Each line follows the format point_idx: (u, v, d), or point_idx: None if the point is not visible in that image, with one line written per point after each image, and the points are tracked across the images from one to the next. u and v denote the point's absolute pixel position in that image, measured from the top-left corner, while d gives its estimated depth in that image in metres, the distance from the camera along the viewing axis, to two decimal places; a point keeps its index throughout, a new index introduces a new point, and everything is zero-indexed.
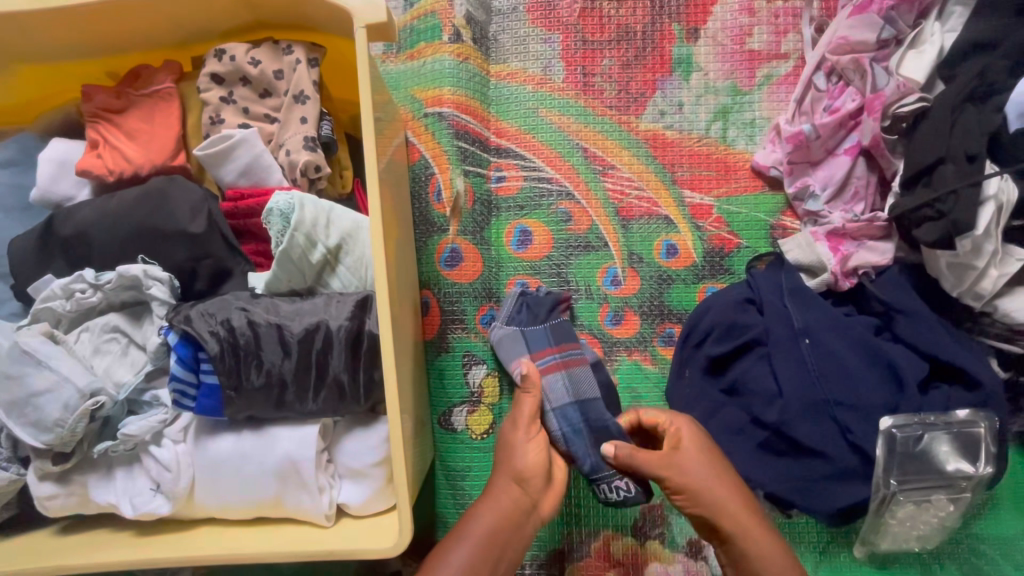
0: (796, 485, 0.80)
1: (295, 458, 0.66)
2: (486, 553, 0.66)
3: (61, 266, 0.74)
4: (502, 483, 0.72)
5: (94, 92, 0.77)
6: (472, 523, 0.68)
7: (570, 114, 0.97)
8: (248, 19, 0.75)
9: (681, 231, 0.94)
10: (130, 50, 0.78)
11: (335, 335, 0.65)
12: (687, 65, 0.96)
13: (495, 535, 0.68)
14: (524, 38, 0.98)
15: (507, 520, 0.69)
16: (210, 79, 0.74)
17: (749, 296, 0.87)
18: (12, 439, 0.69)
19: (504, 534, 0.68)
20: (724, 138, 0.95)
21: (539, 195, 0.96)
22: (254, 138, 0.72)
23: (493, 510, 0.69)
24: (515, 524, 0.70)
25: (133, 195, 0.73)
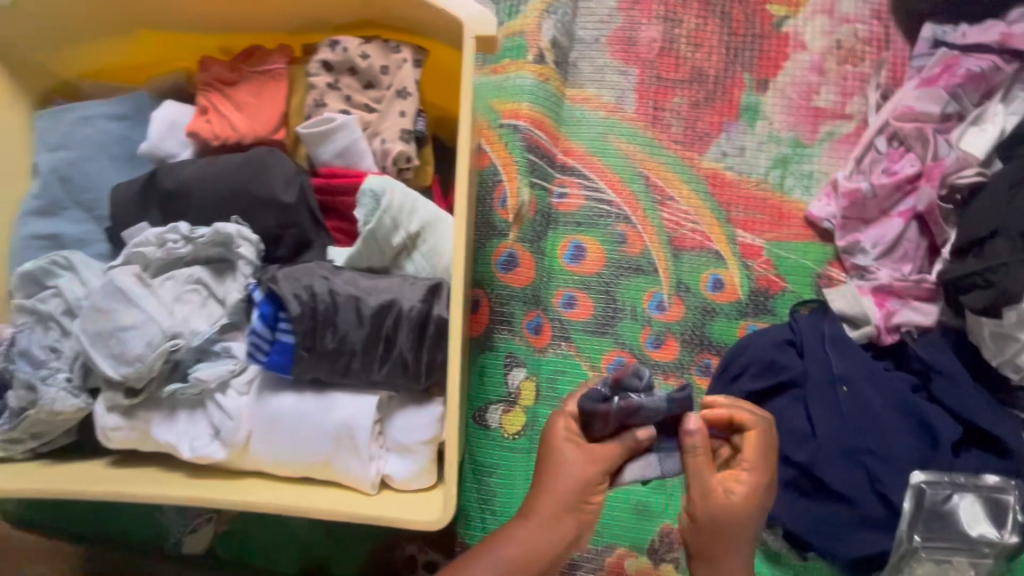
0: (818, 527, 0.82)
1: (352, 425, 0.69)
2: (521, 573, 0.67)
3: (158, 215, 0.80)
4: (566, 521, 0.69)
5: (212, 65, 0.85)
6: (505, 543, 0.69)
7: (636, 143, 1.02)
8: (363, 17, 0.81)
9: (729, 267, 0.98)
10: (250, 30, 0.86)
11: (406, 314, 0.69)
12: (753, 112, 1.02)
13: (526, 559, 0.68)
14: (602, 68, 1.04)
15: (541, 548, 0.68)
16: (321, 66, 0.80)
17: (789, 338, 0.90)
18: (84, 369, 0.77)
19: (539, 559, 0.68)
20: (781, 186, 1.00)
21: (598, 215, 1.00)
22: (355, 124, 0.76)
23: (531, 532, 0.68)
24: (551, 553, 0.69)
25: (236, 160, 0.78)
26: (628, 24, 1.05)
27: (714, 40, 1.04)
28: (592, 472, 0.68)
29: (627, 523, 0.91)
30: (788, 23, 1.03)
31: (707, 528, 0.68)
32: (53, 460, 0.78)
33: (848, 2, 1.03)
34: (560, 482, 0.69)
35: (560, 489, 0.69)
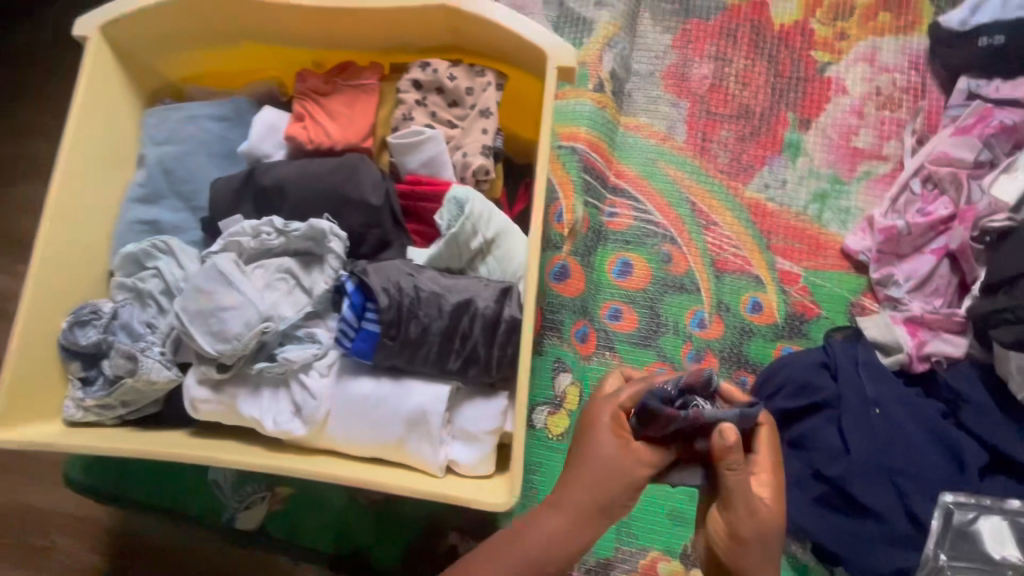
0: (848, 541, 0.86)
1: (427, 410, 0.75)
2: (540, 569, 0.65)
3: (251, 209, 0.88)
4: (595, 517, 0.66)
5: (309, 77, 0.93)
6: (526, 539, 0.66)
7: (684, 170, 1.09)
8: (450, 41, 0.90)
9: (767, 291, 1.04)
10: (344, 47, 0.94)
11: (483, 312, 0.76)
12: (795, 148, 1.09)
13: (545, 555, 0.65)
14: (655, 99, 1.12)
15: (561, 544, 0.65)
16: (411, 84, 0.88)
17: (824, 361, 0.96)
18: (175, 345, 0.84)
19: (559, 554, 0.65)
20: (819, 219, 1.06)
21: (646, 235, 1.07)
22: (442, 138, 0.84)
23: (553, 526, 0.66)
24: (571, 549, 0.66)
25: (331, 163, 0.85)
26: (681, 61, 1.13)
27: (761, 80, 1.11)
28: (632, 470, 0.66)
29: (659, 526, 0.96)
30: (830, 68, 1.11)
31: (746, 545, 0.64)
32: (140, 427, 0.85)
33: (888, 53, 1.11)
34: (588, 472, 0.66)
35: (590, 481, 0.66)
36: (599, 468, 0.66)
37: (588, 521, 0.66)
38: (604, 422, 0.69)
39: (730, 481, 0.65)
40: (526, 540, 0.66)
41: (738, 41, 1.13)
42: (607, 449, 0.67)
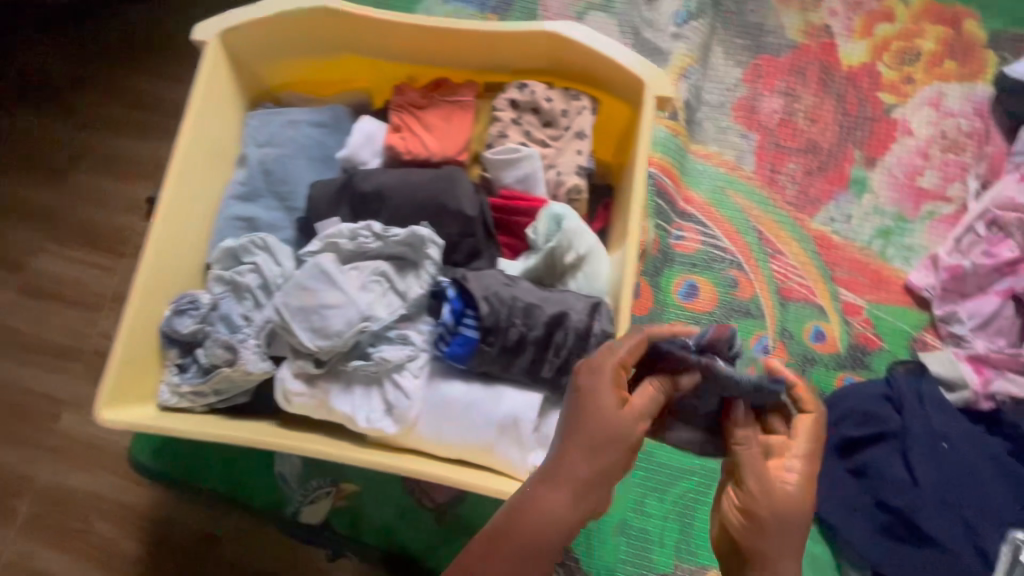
0: (911, 570, 0.89)
1: (519, 416, 0.78)
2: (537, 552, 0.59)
3: (347, 213, 0.92)
4: (593, 492, 0.61)
5: (407, 90, 0.98)
6: (525, 522, 0.60)
7: (753, 200, 1.12)
8: (545, 65, 0.94)
9: (830, 321, 1.07)
10: (441, 65, 0.99)
11: (576, 325, 0.78)
12: (861, 185, 1.12)
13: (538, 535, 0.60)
14: (725, 129, 1.16)
15: (557, 523, 0.60)
16: (508, 103, 0.92)
17: (888, 394, 0.99)
18: (268, 338, 0.87)
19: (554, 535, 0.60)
20: (883, 254, 1.09)
21: (714, 259, 1.10)
22: (537, 156, 0.87)
23: (546, 504, 0.60)
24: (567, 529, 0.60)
25: (429, 175, 0.89)
26: (752, 94, 1.17)
27: (829, 117, 1.16)
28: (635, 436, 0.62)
29: None
30: (897, 111, 1.15)
31: (764, 531, 0.59)
32: (231, 416, 0.88)
33: (953, 99, 1.15)
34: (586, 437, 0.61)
35: (587, 452, 0.61)
36: (598, 432, 0.61)
37: (590, 497, 0.61)
38: (604, 381, 0.62)
39: (741, 456, 0.62)
40: (520, 518, 0.60)
41: (808, 79, 1.17)
42: (608, 411, 0.61)
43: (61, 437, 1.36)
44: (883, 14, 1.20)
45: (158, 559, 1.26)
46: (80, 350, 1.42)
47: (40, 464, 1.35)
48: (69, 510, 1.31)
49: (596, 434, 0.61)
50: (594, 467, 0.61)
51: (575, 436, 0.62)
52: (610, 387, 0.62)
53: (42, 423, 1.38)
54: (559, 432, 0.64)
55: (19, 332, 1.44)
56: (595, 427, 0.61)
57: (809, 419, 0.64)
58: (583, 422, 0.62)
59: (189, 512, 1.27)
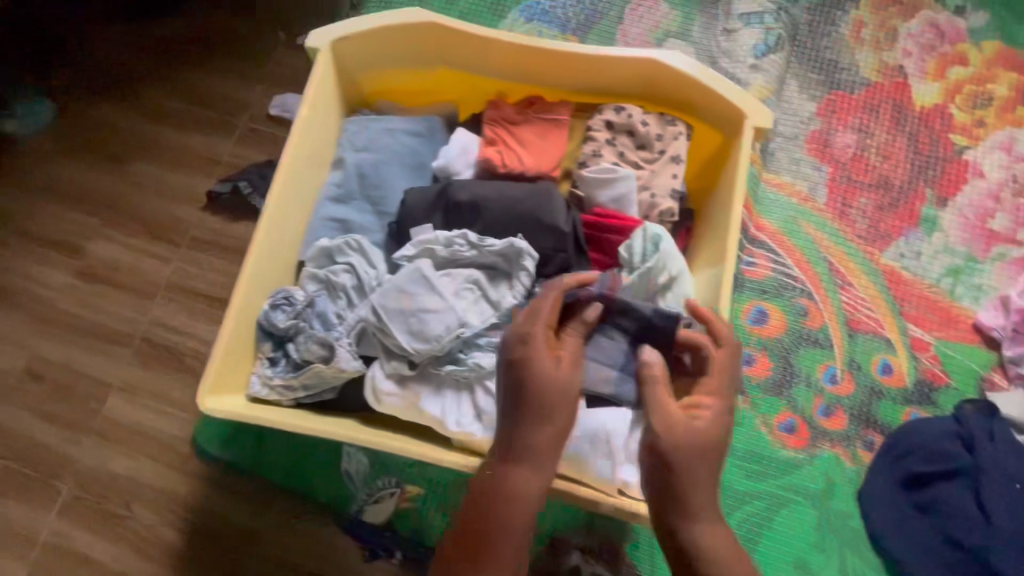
0: None
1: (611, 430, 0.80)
2: (510, 528, 0.62)
3: (440, 220, 0.94)
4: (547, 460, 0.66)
5: (502, 105, 1.01)
6: (494, 499, 0.63)
7: (824, 231, 1.14)
8: (641, 90, 0.98)
9: (898, 355, 1.08)
10: (536, 83, 1.02)
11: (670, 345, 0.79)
12: (932, 223, 1.14)
13: (504, 504, 0.63)
14: (798, 160, 1.18)
15: (521, 494, 0.64)
16: (604, 124, 0.95)
17: (960, 432, 0.99)
18: (358, 336, 0.89)
19: (520, 505, 0.63)
20: (952, 292, 1.11)
21: (784, 287, 1.12)
22: (633, 178, 0.90)
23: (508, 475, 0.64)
24: (530, 501, 0.64)
25: (525, 189, 0.92)
26: (825, 128, 1.20)
27: (902, 154, 1.18)
28: (572, 398, 0.68)
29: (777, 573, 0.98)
30: (968, 152, 1.18)
31: (685, 467, 0.63)
32: (316, 411, 0.90)
33: None
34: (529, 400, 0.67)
35: (529, 417, 0.66)
36: (539, 397, 0.67)
37: (548, 463, 0.66)
38: (539, 345, 0.70)
39: (646, 393, 0.68)
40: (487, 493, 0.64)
41: (881, 116, 1.20)
42: (547, 373, 0.68)
43: (108, 423, 1.37)
44: (956, 58, 1.23)
45: (195, 550, 1.26)
46: (132, 336, 1.43)
47: (84, 447, 1.36)
48: (110, 494, 1.32)
49: (537, 402, 0.67)
50: (541, 434, 0.66)
51: (516, 402, 0.67)
52: (544, 350, 0.69)
53: (88, 405, 1.39)
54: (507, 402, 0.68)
55: (75, 315, 1.46)
56: (533, 394, 0.67)
57: (728, 356, 0.73)
58: (520, 387, 0.68)
59: (229, 505, 1.27)
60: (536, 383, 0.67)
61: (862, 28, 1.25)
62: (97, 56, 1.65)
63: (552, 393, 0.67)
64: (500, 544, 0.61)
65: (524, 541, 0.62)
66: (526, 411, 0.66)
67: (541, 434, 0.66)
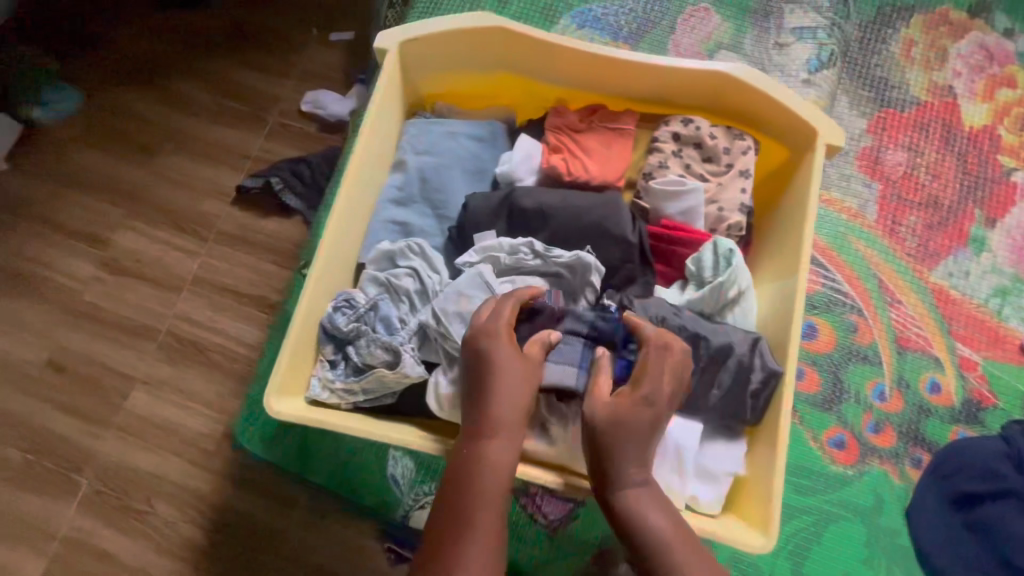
0: None
1: (680, 445, 0.80)
2: (480, 508, 0.66)
3: (503, 228, 0.93)
4: (508, 439, 0.72)
5: (566, 112, 1.01)
6: (468, 481, 0.68)
7: (874, 248, 1.15)
8: (708, 102, 0.98)
9: (946, 373, 1.09)
10: (601, 92, 1.02)
11: (739, 360, 0.80)
12: (980, 243, 1.15)
13: (471, 484, 0.68)
14: (848, 176, 1.19)
15: (489, 475, 0.69)
16: (671, 136, 0.95)
17: (1008, 453, 1.00)
18: (420, 340, 0.89)
19: (487, 485, 0.68)
20: (1000, 313, 1.12)
21: (833, 303, 1.12)
22: (702, 191, 0.90)
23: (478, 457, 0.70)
24: (497, 480, 0.69)
25: (592, 200, 0.91)
26: (875, 146, 1.20)
27: (951, 174, 1.19)
28: (530, 381, 0.75)
29: None
30: (1015, 174, 1.19)
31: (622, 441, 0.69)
32: (375, 415, 0.88)
33: None
34: (495, 385, 0.73)
35: (493, 399, 0.72)
36: (501, 379, 0.73)
37: (511, 442, 0.72)
38: (501, 335, 0.76)
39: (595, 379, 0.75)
40: (459, 473, 0.69)
41: (930, 135, 1.21)
42: (507, 356, 0.74)
43: (133, 417, 1.35)
44: (1005, 80, 1.24)
45: (221, 549, 1.24)
46: (159, 330, 1.41)
47: (106, 441, 1.33)
48: (133, 490, 1.30)
49: (498, 383, 0.74)
50: (508, 414, 0.72)
51: (478, 384, 0.74)
52: (504, 339, 0.76)
53: (112, 399, 1.36)
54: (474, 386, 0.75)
55: (99, 307, 1.43)
56: (497, 375, 0.74)
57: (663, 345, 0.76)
58: (483, 370, 0.75)
59: (256, 503, 1.25)
60: (498, 365, 0.74)
61: (912, 47, 1.26)
62: (130, 45, 1.63)
63: (511, 376, 0.74)
64: (472, 515, 0.65)
65: (500, 509, 0.67)
66: (492, 395, 0.73)
67: (505, 420, 0.72)
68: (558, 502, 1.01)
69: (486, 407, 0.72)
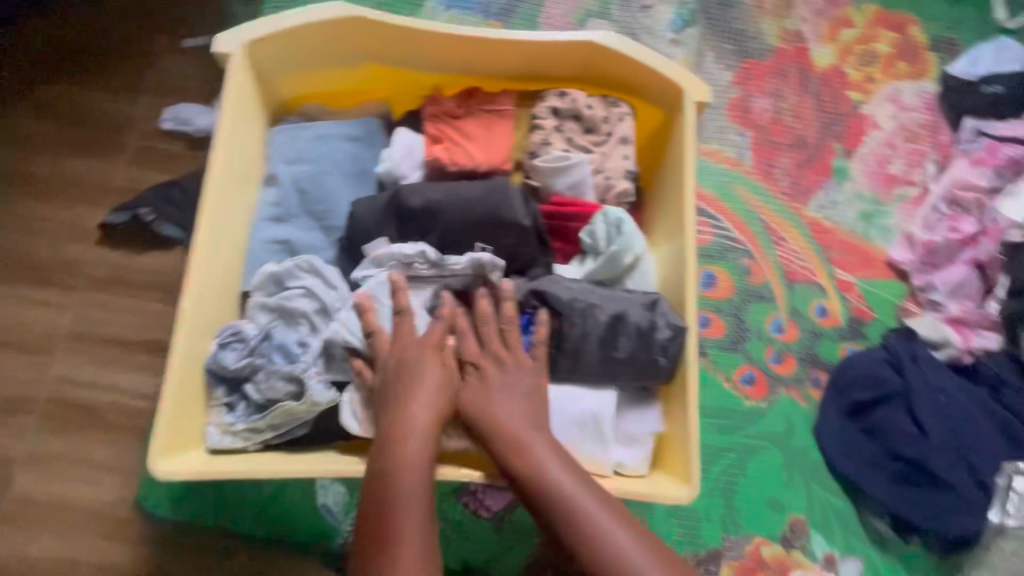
0: (925, 511, 1.03)
1: (598, 413, 0.82)
2: (406, 511, 0.66)
3: (394, 231, 0.89)
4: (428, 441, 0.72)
5: (442, 100, 0.97)
6: (388, 487, 0.68)
7: (755, 193, 1.22)
8: (581, 72, 0.98)
9: (830, 298, 1.19)
10: (475, 74, 0.99)
11: (633, 324, 0.81)
12: (843, 174, 1.26)
13: (393, 490, 0.67)
14: (724, 128, 1.25)
15: (413, 479, 0.68)
16: (550, 111, 0.94)
17: (888, 358, 1.13)
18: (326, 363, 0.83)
19: (411, 488, 0.68)
20: (868, 234, 1.23)
21: (727, 250, 1.18)
22: (586, 163, 0.91)
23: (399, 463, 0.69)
24: (419, 480, 0.68)
25: (480, 189, 0.88)
26: (743, 96, 1.27)
27: (811, 114, 1.28)
28: (447, 391, 0.77)
29: (761, 514, 1.05)
30: (864, 106, 1.30)
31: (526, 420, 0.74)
32: (289, 449, 0.83)
33: (909, 95, 1.31)
34: (413, 391, 0.75)
35: (412, 402, 0.74)
36: (422, 385, 0.75)
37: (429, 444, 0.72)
38: (418, 344, 0.79)
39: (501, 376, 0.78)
40: (380, 482, 0.68)
41: (789, 80, 1.29)
42: (426, 363, 0.77)
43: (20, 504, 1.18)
44: (844, 21, 1.35)
45: None
46: (33, 400, 1.24)
47: None
48: None
49: (417, 390, 0.75)
50: (425, 419, 0.73)
51: (397, 391, 0.76)
52: (423, 349, 0.78)
53: None
54: (392, 395, 0.75)
55: None
56: (415, 381, 0.76)
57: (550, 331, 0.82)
58: (401, 385, 0.76)
59: None
60: (416, 374, 0.76)
61: None
62: None
63: (431, 380, 0.76)
64: (397, 519, 0.65)
65: (425, 511, 0.67)
66: (411, 401, 0.74)
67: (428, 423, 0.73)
68: (501, 493, 1.00)
69: (403, 414, 0.73)
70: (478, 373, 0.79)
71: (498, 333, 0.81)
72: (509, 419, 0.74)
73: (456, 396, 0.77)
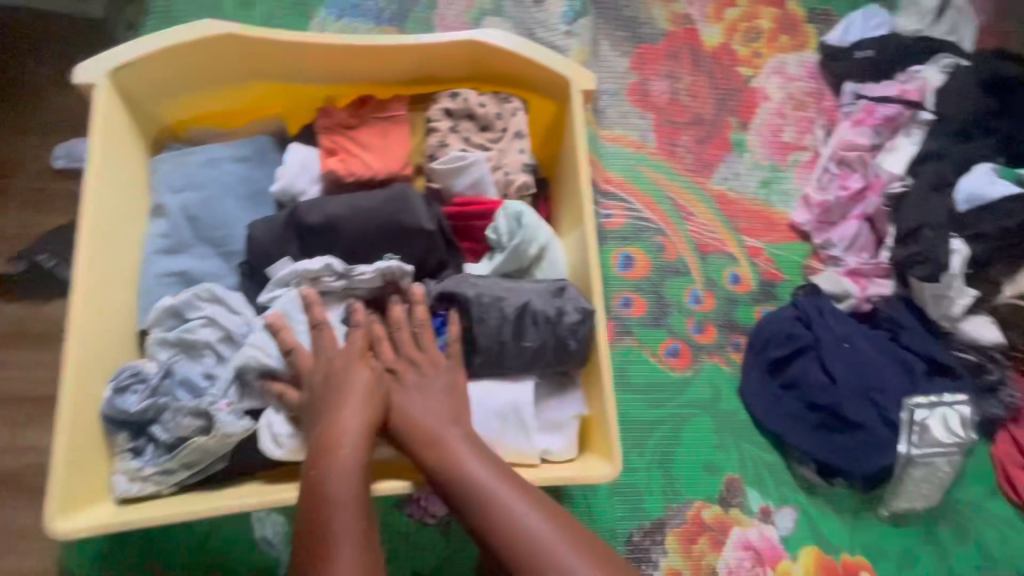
0: (843, 453, 1.10)
1: (518, 403, 0.84)
2: (346, 516, 0.64)
3: (297, 250, 0.87)
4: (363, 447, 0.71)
5: (333, 111, 0.95)
6: (326, 493, 0.66)
7: (661, 172, 1.27)
8: (471, 72, 0.99)
9: (741, 265, 1.25)
10: (365, 82, 0.98)
11: (539, 313, 0.82)
12: (740, 146, 1.32)
13: (329, 498, 0.65)
14: (625, 113, 1.29)
15: (351, 485, 0.67)
16: (443, 113, 0.95)
17: (798, 315, 1.19)
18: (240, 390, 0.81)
19: (349, 494, 0.66)
20: (769, 200, 1.30)
21: (641, 230, 1.22)
22: (483, 161, 0.91)
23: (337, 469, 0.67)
24: (356, 487, 0.67)
25: (380, 198, 0.87)
26: (641, 80, 1.31)
27: (705, 92, 1.34)
28: (378, 395, 0.76)
29: (698, 479, 1.09)
30: (754, 80, 1.37)
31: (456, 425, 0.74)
32: (210, 486, 0.80)
33: (793, 66, 1.39)
34: (344, 397, 0.74)
35: (347, 408, 0.73)
36: (353, 391, 0.74)
37: (363, 452, 0.70)
38: (351, 351, 0.78)
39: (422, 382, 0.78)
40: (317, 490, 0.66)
41: (682, 61, 1.34)
42: (357, 369, 0.76)
43: None
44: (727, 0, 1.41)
45: None
46: None
47: None
48: None
49: (349, 396, 0.74)
50: (358, 425, 0.72)
51: (330, 398, 0.74)
52: (354, 356, 0.78)
53: None
54: (326, 402, 0.74)
55: None
56: (349, 387, 0.74)
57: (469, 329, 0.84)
58: (331, 393, 0.75)
59: None
60: (348, 381, 0.75)
61: None
62: None
63: (362, 385, 0.75)
64: (336, 525, 0.63)
65: (364, 516, 0.65)
66: (346, 406, 0.73)
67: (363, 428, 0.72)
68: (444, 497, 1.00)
69: (335, 423, 0.72)
70: (395, 378, 0.79)
71: (410, 337, 0.82)
72: (440, 423, 0.74)
73: (386, 403, 0.76)
